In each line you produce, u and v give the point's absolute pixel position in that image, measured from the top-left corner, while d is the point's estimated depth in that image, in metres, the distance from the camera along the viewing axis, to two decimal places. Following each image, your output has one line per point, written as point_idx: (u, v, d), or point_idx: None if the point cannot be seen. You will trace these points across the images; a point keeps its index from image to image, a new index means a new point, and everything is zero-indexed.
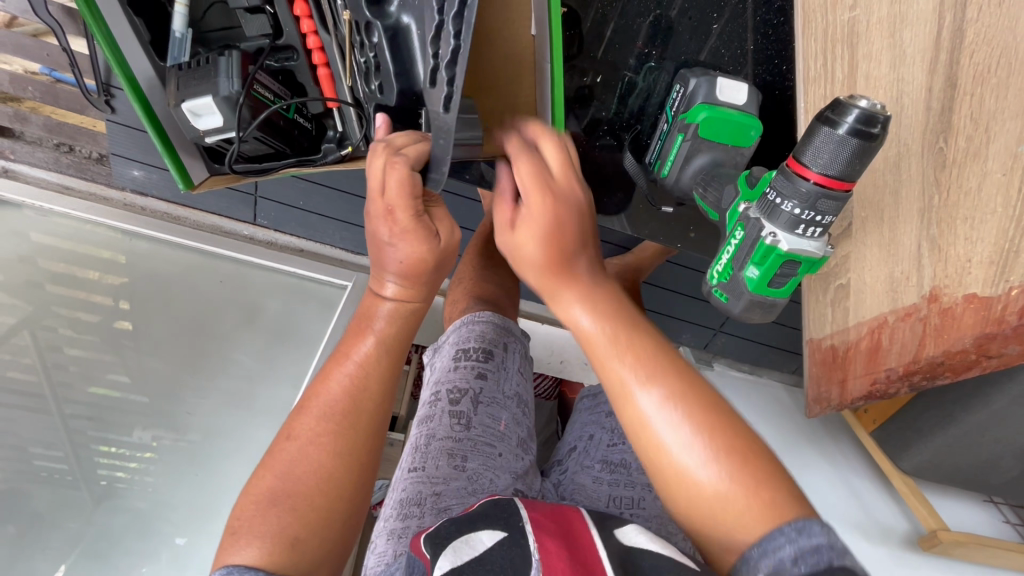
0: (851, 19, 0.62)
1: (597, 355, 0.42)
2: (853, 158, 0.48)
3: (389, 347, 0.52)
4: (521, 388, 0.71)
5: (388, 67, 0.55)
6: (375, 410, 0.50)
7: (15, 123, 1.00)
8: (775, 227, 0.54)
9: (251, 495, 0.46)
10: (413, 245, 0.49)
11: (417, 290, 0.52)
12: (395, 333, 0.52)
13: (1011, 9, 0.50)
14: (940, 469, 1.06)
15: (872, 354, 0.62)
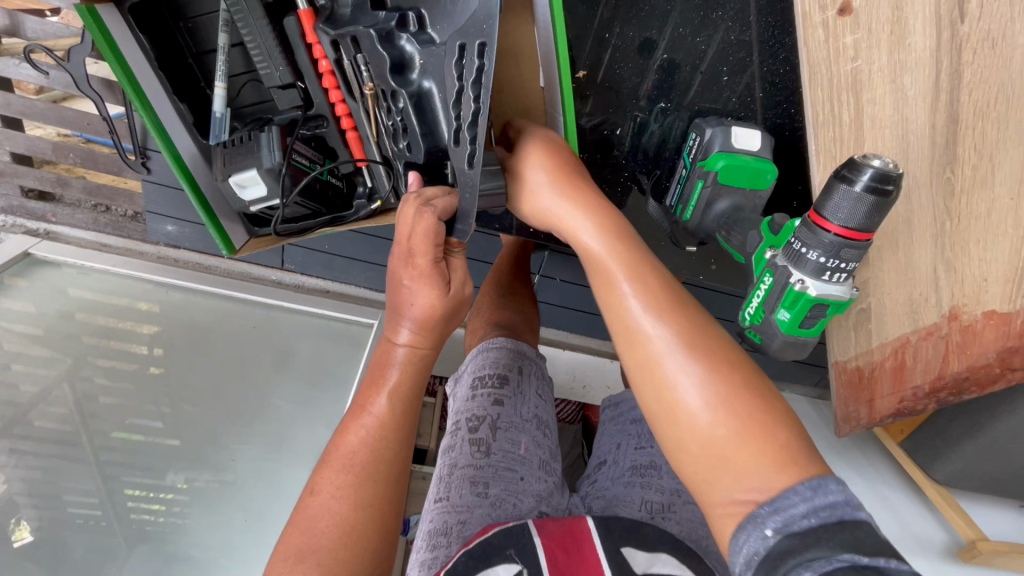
0: (853, 69, 0.62)
1: (617, 310, 0.48)
2: (871, 212, 0.51)
3: (400, 397, 0.55)
4: (539, 409, 0.73)
5: (414, 130, 0.56)
6: (392, 458, 0.52)
7: (57, 188, 1.06)
8: (802, 274, 0.56)
9: (280, 552, 0.48)
10: (428, 292, 0.54)
11: (429, 335, 0.56)
12: (406, 380, 0.55)
13: (1004, 50, 0.57)
14: (972, 477, 1.06)
15: (897, 373, 0.65)
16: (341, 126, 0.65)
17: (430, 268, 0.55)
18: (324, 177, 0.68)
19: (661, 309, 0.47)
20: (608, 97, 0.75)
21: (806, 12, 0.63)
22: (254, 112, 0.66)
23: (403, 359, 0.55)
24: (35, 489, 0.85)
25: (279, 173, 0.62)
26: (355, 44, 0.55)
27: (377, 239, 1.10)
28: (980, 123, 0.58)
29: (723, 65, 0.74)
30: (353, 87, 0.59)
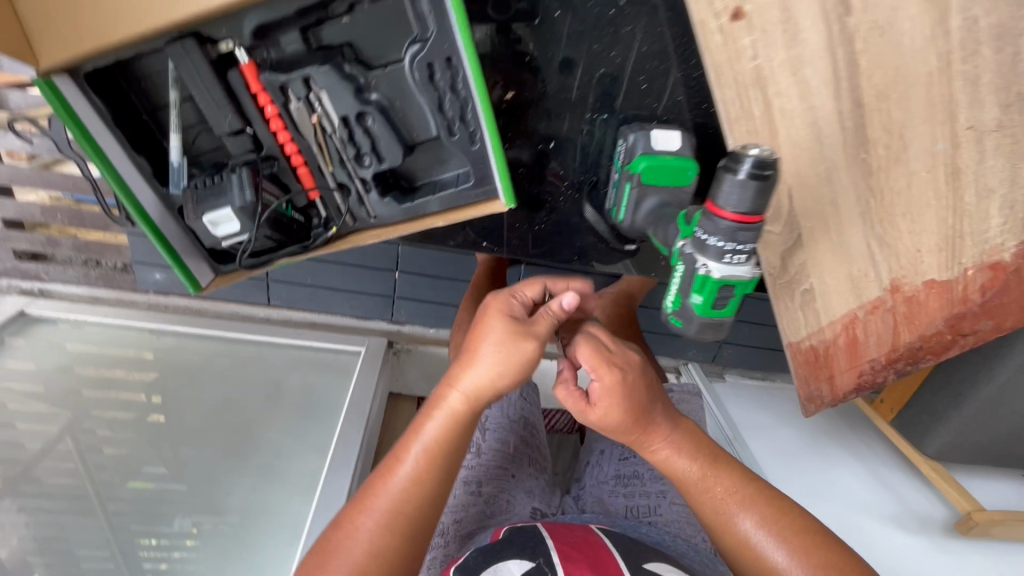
0: (755, 67, 0.61)
1: (698, 492, 0.56)
2: (756, 196, 0.51)
3: (462, 429, 0.51)
4: (527, 411, 0.76)
5: (391, 139, 0.64)
6: (428, 512, 0.50)
7: (47, 247, 1.11)
8: (705, 259, 0.55)
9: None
10: (512, 350, 0.50)
11: (503, 384, 0.50)
12: (472, 418, 0.52)
13: (891, 36, 0.55)
14: (963, 450, 1.07)
15: (852, 349, 0.67)
16: (294, 165, 0.65)
17: (517, 330, 0.50)
18: (289, 214, 0.69)
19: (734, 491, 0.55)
20: None
21: (700, 21, 0.62)
22: (212, 157, 0.67)
23: (472, 396, 0.51)
24: (45, 547, 0.85)
25: (253, 211, 0.64)
26: (306, 85, 0.60)
27: (357, 268, 1.13)
28: (890, 107, 0.57)
29: None
30: (314, 131, 0.63)
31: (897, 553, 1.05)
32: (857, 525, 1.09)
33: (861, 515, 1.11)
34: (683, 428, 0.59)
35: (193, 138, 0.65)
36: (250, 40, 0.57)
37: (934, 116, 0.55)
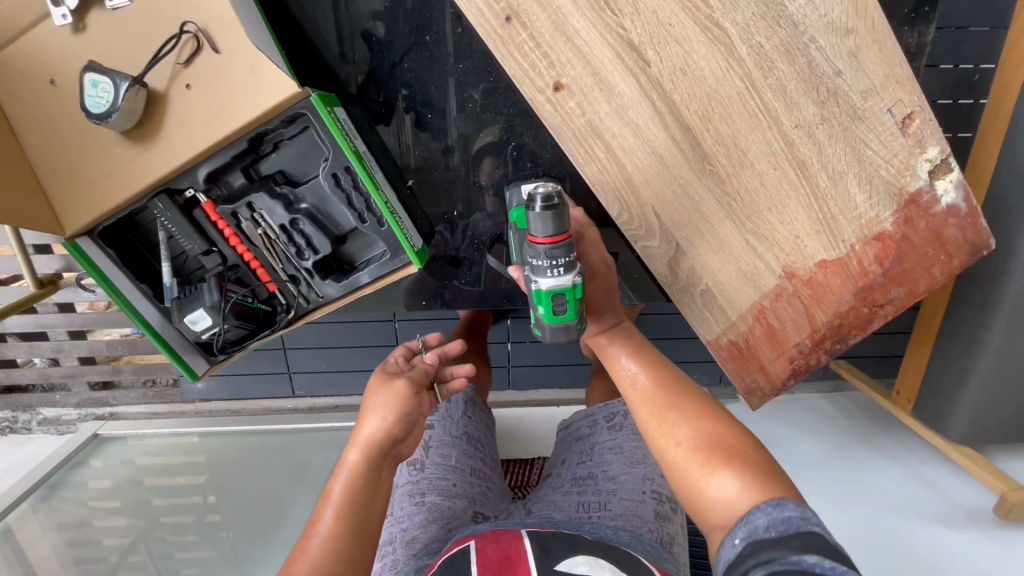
0: (587, 120, 0.66)
1: (637, 394, 0.62)
2: (555, 219, 0.58)
3: (365, 482, 0.57)
4: (469, 427, 0.83)
5: (315, 237, 0.67)
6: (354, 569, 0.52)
7: (113, 376, 1.33)
8: (534, 276, 0.61)
9: None
10: (391, 400, 0.61)
11: (389, 431, 0.60)
12: (374, 465, 0.58)
13: (691, 73, 0.62)
14: (989, 429, 1.00)
15: (772, 336, 0.72)
16: (252, 270, 0.67)
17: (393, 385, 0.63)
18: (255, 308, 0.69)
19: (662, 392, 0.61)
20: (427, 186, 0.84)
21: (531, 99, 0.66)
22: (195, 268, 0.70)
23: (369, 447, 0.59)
24: None
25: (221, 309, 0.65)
26: (250, 208, 0.66)
27: (360, 348, 1.26)
28: (720, 130, 0.64)
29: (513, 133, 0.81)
30: (261, 239, 0.67)
31: (946, 553, 0.97)
32: (897, 529, 1.02)
33: (901, 518, 1.03)
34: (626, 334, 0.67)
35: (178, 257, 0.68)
36: (203, 183, 0.64)
37: (763, 122, 0.63)
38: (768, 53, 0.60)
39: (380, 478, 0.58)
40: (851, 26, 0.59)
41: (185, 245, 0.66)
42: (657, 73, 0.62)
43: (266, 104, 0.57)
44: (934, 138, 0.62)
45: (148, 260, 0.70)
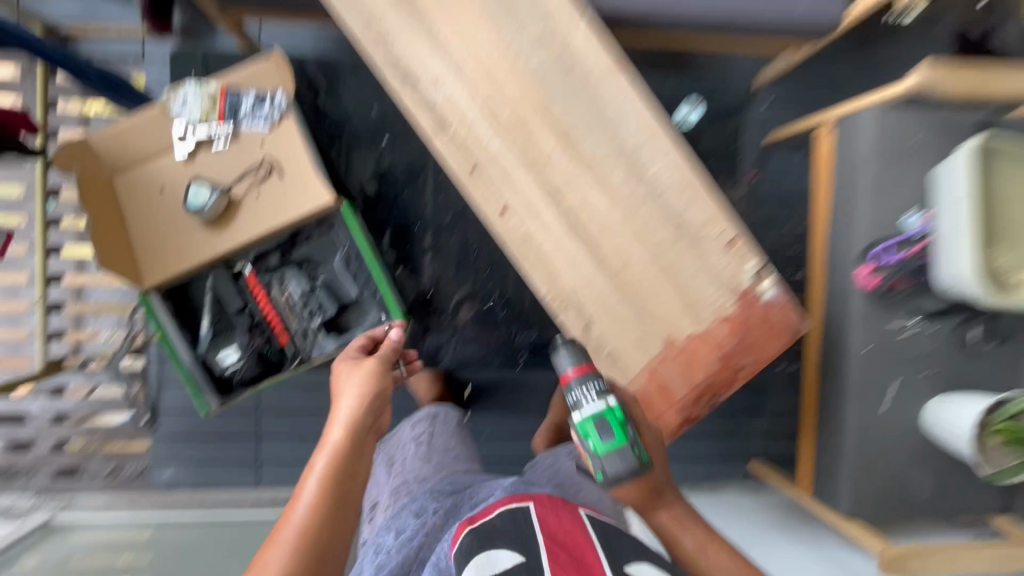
0: (523, 232, 0.95)
1: (702, 562, 0.79)
2: (575, 354, 0.85)
3: (349, 456, 0.65)
4: (459, 440, 1.05)
5: (326, 301, 0.91)
6: (332, 525, 0.58)
7: (81, 462, 1.38)
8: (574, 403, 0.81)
9: None
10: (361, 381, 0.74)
11: (357, 417, 0.69)
12: (350, 445, 0.66)
13: (590, 206, 0.94)
14: (869, 501, 1.19)
15: (663, 390, 0.95)
16: (274, 327, 0.90)
17: (365, 367, 0.75)
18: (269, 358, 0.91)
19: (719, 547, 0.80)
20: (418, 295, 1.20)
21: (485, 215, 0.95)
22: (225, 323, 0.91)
23: (347, 432, 0.67)
24: None
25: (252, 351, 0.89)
26: (281, 279, 0.91)
27: None
28: (612, 243, 0.95)
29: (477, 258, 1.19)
30: (285, 304, 0.91)
31: None
32: None
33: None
34: (682, 502, 0.83)
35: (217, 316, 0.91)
36: (253, 261, 0.90)
37: (640, 238, 0.95)
38: (639, 196, 0.95)
39: (357, 459, 0.66)
40: (687, 184, 0.95)
41: (229, 304, 0.90)
42: (569, 205, 0.94)
43: (306, 205, 0.87)
44: (751, 252, 0.95)
45: (195, 318, 0.92)
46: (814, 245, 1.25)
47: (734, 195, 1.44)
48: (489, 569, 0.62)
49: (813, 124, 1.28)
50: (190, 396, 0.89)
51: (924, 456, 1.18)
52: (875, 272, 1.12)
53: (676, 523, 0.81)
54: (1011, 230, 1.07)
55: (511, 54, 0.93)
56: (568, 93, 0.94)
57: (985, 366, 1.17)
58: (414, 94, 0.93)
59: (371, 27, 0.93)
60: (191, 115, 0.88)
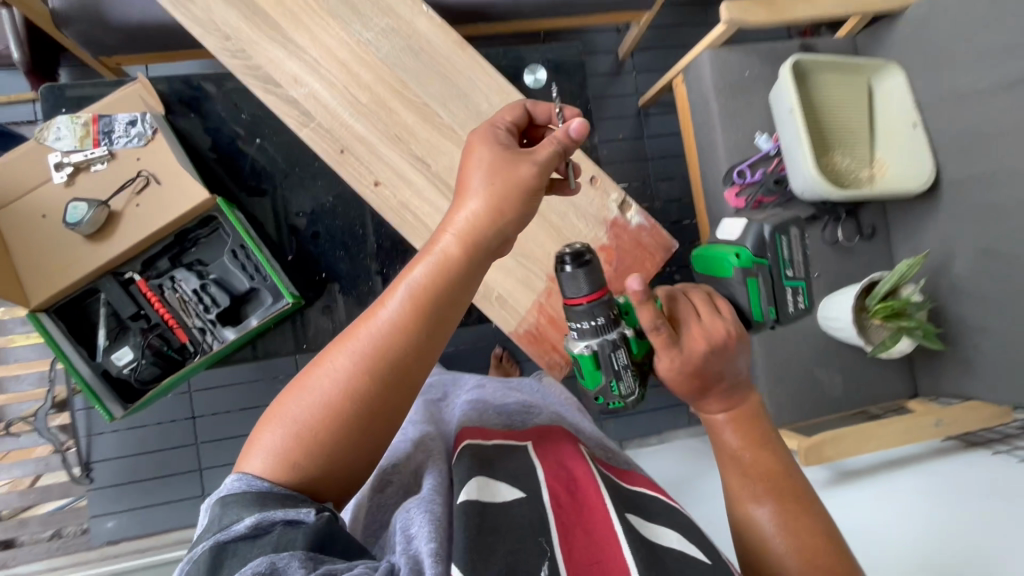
0: (399, 200, 1.01)
1: (729, 473, 0.62)
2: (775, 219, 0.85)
3: (447, 274, 0.51)
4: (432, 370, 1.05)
5: (217, 297, 1.04)
6: (406, 361, 0.50)
7: (17, 531, 1.35)
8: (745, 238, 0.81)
9: (267, 419, 0.50)
10: (498, 168, 0.54)
11: (519, 208, 0.53)
12: (475, 252, 0.52)
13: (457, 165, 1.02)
14: (791, 406, 1.23)
15: (552, 321, 1.02)
16: (169, 326, 1.02)
17: (516, 163, 0.54)
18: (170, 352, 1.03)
19: (766, 468, 0.61)
20: (323, 290, 1.20)
21: (363, 190, 1.02)
22: (121, 326, 1.03)
23: (466, 227, 0.52)
24: None
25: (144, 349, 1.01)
26: (171, 281, 1.03)
27: None
28: None
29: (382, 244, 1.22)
30: (177, 303, 1.03)
31: None
32: None
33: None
34: (755, 408, 0.63)
35: (112, 321, 1.02)
36: (140, 270, 1.02)
37: None
38: None
39: (446, 298, 0.52)
40: None
41: (122, 311, 1.02)
42: (437, 170, 1.02)
43: (185, 208, 0.97)
44: (612, 187, 1.05)
45: (89, 330, 1.03)
46: (694, 174, 1.38)
47: (621, 160, 1.55)
48: (489, 496, 0.53)
49: (669, 82, 1.42)
50: (91, 401, 0.98)
51: (828, 354, 1.25)
52: (740, 192, 1.23)
53: (725, 411, 0.63)
54: (842, 136, 1.24)
55: (363, 47, 1.03)
56: (421, 74, 1.04)
57: (860, 262, 1.27)
58: (278, 95, 1.01)
59: (229, 42, 1.01)
60: (64, 144, 0.94)
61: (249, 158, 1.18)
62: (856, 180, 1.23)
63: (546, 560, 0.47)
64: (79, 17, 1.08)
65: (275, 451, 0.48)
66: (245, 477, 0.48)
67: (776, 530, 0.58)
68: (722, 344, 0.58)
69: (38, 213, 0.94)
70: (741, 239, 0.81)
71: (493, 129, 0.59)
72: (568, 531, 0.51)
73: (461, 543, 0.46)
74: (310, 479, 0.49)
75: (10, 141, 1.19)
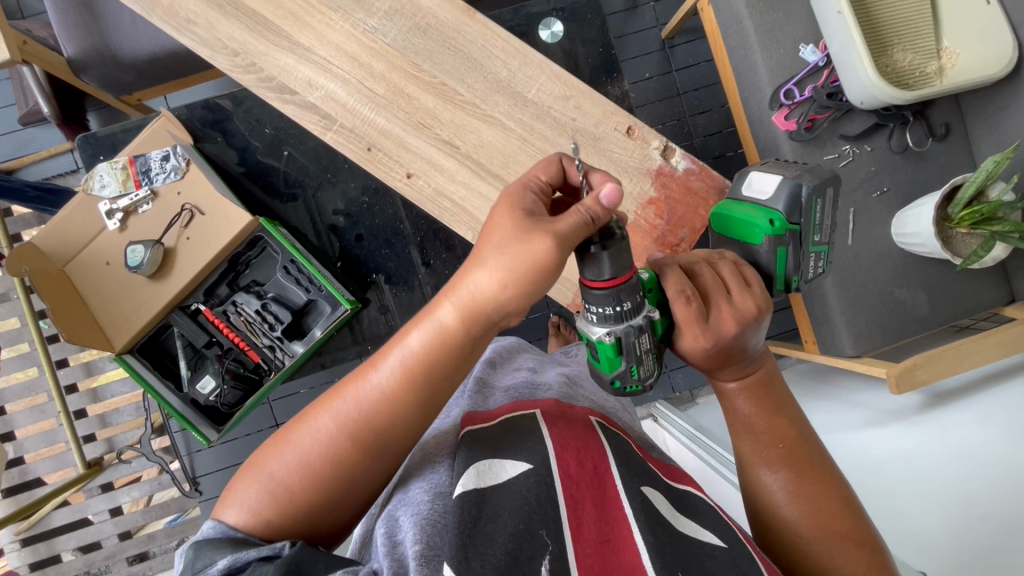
0: (434, 188, 0.99)
1: (742, 440, 0.63)
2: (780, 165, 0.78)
3: (439, 350, 0.49)
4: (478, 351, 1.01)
5: (278, 312, 1.08)
6: (390, 430, 0.50)
7: (147, 544, 1.48)
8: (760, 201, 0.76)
9: (250, 468, 0.52)
10: (521, 233, 0.47)
11: (526, 291, 0.47)
12: (471, 328, 0.48)
13: (486, 141, 0.98)
14: (871, 333, 1.16)
15: None
16: (241, 349, 1.07)
17: (536, 234, 0.46)
18: (247, 372, 1.09)
19: (784, 437, 0.62)
20: (374, 290, 1.22)
21: (397, 186, 1.00)
22: (199, 357, 1.09)
23: (469, 302, 0.47)
24: None
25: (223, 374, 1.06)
26: (234, 304, 1.08)
27: None
28: (517, 170, 0.98)
29: (422, 236, 1.21)
30: (244, 325, 1.08)
31: (880, 445, 1.00)
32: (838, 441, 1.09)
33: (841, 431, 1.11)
34: (766, 376, 0.63)
35: (190, 353, 1.08)
36: (204, 300, 1.07)
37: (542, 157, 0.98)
38: (529, 120, 0.99)
39: (439, 373, 0.50)
40: (569, 94, 0.99)
41: (195, 341, 1.07)
42: (466, 151, 0.98)
43: (234, 231, 1.00)
44: (652, 135, 0.98)
45: (172, 364, 1.10)
46: (734, 102, 1.28)
47: (652, 100, 1.45)
48: (489, 479, 0.52)
49: (694, 6, 1.30)
50: (188, 429, 1.06)
51: (906, 272, 1.16)
52: (789, 115, 1.14)
53: (738, 380, 0.62)
54: (899, 29, 1.10)
55: (370, 36, 0.99)
56: (433, 52, 0.99)
57: (934, 167, 1.15)
58: (296, 103, 1.00)
59: (238, 57, 1.00)
60: (110, 191, 1.00)
61: (281, 170, 1.18)
62: (920, 78, 1.09)
63: (550, 552, 0.46)
64: (95, 62, 1.11)
65: (249, 505, 0.50)
66: (218, 525, 0.50)
67: (785, 496, 0.60)
68: (755, 317, 0.56)
69: (102, 261, 1.02)
70: (773, 198, 0.73)
71: (523, 190, 0.52)
72: (583, 510, 0.51)
73: (451, 545, 0.45)
74: (287, 528, 0.50)
75: (59, 196, 1.23)
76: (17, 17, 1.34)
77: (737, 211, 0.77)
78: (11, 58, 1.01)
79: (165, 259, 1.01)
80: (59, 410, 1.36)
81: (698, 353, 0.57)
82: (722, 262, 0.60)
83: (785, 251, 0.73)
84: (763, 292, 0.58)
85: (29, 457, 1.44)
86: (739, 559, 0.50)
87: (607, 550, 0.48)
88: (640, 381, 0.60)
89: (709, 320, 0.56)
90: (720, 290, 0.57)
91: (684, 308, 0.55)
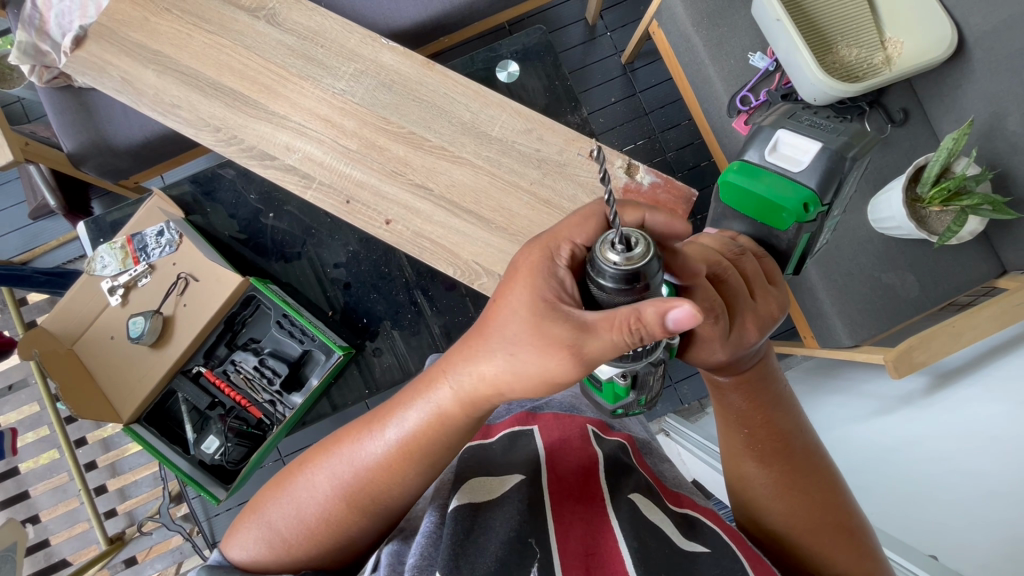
0: (408, 229, 1.03)
1: (731, 436, 0.67)
2: (814, 129, 0.81)
3: (436, 427, 0.54)
4: None
5: (274, 368, 1.12)
6: (380, 494, 0.57)
7: None
8: (794, 175, 0.77)
9: (256, 508, 0.63)
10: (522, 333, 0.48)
11: (532, 387, 0.50)
12: (462, 415, 0.53)
13: (453, 179, 1.03)
14: (864, 321, 1.15)
15: None
16: (243, 407, 1.12)
17: (555, 342, 0.47)
18: (249, 428, 1.13)
19: (773, 431, 0.65)
20: (371, 335, 1.24)
21: (374, 231, 1.04)
22: (203, 422, 1.13)
23: (467, 388, 0.52)
24: None
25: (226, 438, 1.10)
26: (231, 364, 1.13)
27: None
28: (490, 204, 1.02)
29: (411, 280, 1.26)
30: (243, 382, 1.12)
31: (883, 432, 0.98)
32: (846, 435, 1.07)
33: (849, 425, 1.08)
34: (757, 377, 0.66)
35: (195, 416, 1.13)
36: (203, 365, 1.12)
37: (511, 188, 1.02)
38: (495, 155, 1.04)
39: (435, 444, 0.55)
40: (531, 126, 1.04)
41: (199, 405, 1.12)
42: (439, 191, 1.03)
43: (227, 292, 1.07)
44: (614, 155, 1.03)
45: (178, 430, 1.14)
46: (698, 115, 1.35)
47: (619, 123, 1.51)
48: (482, 495, 0.59)
49: (646, 31, 1.38)
50: (198, 490, 1.10)
51: (890, 256, 1.16)
52: (749, 119, 1.20)
53: (731, 377, 0.65)
54: (842, 27, 1.16)
55: (340, 97, 1.06)
56: (399, 104, 1.06)
57: (900, 151, 1.16)
58: (275, 166, 1.06)
59: (220, 132, 1.07)
60: (110, 269, 1.08)
61: (270, 231, 1.23)
62: (870, 69, 1.14)
63: (537, 560, 0.51)
64: (93, 153, 1.20)
65: (253, 547, 0.60)
66: (225, 558, 0.62)
67: (771, 488, 0.64)
68: (777, 313, 0.62)
69: (107, 335, 1.08)
70: (808, 176, 0.76)
71: (552, 268, 0.51)
72: (569, 525, 0.57)
73: (445, 555, 0.50)
74: (288, 562, 0.60)
75: (69, 279, 1.30)
76: (23, 122, 1.46)
77: (763, 186, 0.76)
78: (15, 158, 1.10)
79: (165, 327, 1.08)
80: (80, 487, 1.39)
81: (716, 360, 0.61)
82: (745, 262, 0.63)
83: (805, 236, 0.77)
84: (784, 288, 0.66)
85: (54, 538, 1.46)
86: (722, 556, 0.54)
87: (593, 560, 0.53)
88: (640, 406, 0.63)
89: (745, 329, 0.60)
90: (743, 297, 0.60)
91: (710, 325, 0.57)
